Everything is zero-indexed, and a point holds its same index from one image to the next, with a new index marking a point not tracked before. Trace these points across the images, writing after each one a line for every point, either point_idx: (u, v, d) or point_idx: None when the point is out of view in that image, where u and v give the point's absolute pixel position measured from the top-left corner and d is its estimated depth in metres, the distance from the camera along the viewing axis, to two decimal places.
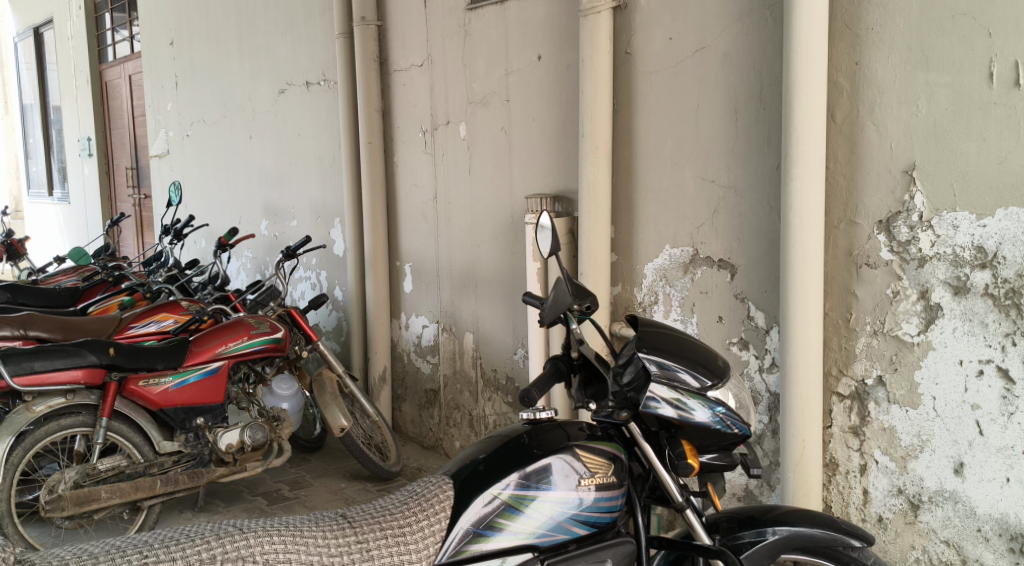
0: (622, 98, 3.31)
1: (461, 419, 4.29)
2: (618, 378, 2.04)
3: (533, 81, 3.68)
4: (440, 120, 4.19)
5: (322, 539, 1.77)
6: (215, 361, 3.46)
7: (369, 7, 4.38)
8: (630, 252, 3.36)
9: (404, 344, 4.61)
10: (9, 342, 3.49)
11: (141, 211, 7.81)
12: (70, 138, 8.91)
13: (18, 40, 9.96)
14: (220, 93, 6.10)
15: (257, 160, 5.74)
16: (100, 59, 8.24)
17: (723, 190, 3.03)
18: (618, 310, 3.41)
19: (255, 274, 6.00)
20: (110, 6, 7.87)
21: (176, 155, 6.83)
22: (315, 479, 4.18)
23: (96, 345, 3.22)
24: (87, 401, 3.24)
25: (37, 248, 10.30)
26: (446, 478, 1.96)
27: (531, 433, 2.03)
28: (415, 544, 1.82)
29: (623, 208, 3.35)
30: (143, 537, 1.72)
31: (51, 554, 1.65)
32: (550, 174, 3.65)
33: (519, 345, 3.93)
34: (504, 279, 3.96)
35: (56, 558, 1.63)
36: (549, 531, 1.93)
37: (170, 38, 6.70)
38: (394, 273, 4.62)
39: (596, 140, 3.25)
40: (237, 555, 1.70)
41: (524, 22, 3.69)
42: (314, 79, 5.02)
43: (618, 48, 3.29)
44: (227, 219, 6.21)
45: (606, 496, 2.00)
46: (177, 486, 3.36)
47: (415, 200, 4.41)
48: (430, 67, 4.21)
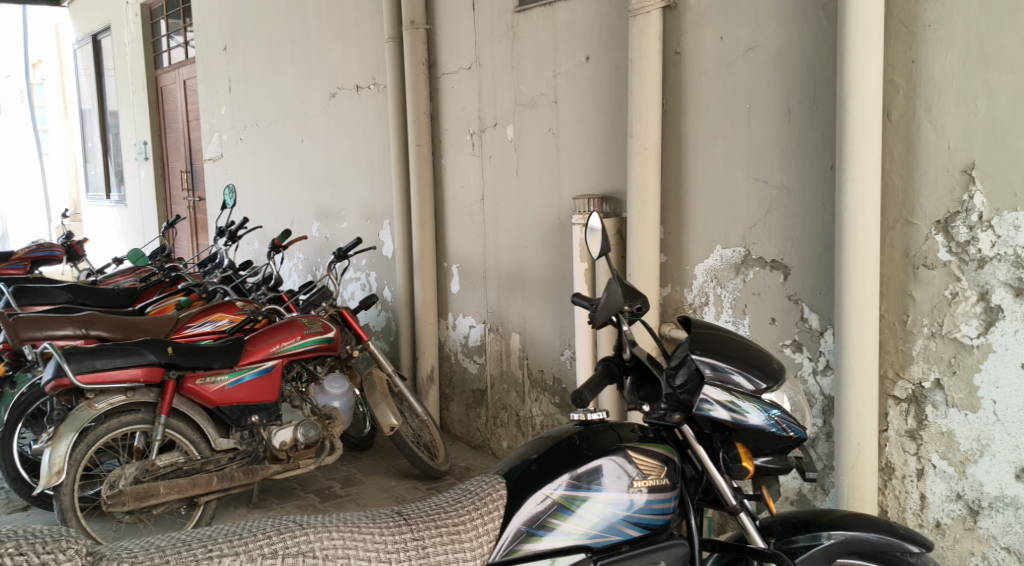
0: (672, 98, 3.29)
1: (508, 419, 4.30)
2: (671, 379, 2.04)
3: (582, 82, 3.68)
4: (487, 122, 4.21)
5: (380, 536, 1.79)
6: (269, 360, 3.53)
7: (418, 11, 4.41)
8: (679, 253, 3.34)
9: (452, 345, 4.64)
10: (72, 341, 3.59)
11: (196, 213, 7.98)
12: (128, 142, 9.12)
13: (78, 47, 10.22)
14: (272, 97, 6.20)
15: (308, 163, 5.82)
16: (156, 65, 8.42)
17: (776, 191, 3.00)
18: (668, 312, 3.39)
19: (306, 275, 6.08)
20: (165, 13, 8.04)
21: (230, 158, 6.96)
22: (366, 477, 4.22)
23: (155, 344, 3.31)
24: (146, 399, 3.32)
25: (96, 250, 10.56)
26: (499, 478, 1.97)
27: (582, 435, 2.03)
28: (470, 542, 1.83)
29: (673, 209, 3.34)
30: (207, 532, 1.74)
31: (121, 547, 1.67)
32: (599, 175, 3.65)
33: (567, 345, 3.93)
34: (552, 280, 3.96)
35: (125, 551, 1.65)
36: (601, 532, 1.94)
37: (224, 43, 6.82)
38: (442, 274, 4.65)
39: (645, 140, 3.23)
40: (298, 550, 1.71)
41: (573, 23, 3.69)
42: (364, 83, 5.08)
43: (668, 48, 3.29)
44: (279, 221, 6.31)
45: (658, 498, 1.99)
46: (233, 483, 3.42)
47: (463, 201, 4.43)
48: (479, 69, 4.23)
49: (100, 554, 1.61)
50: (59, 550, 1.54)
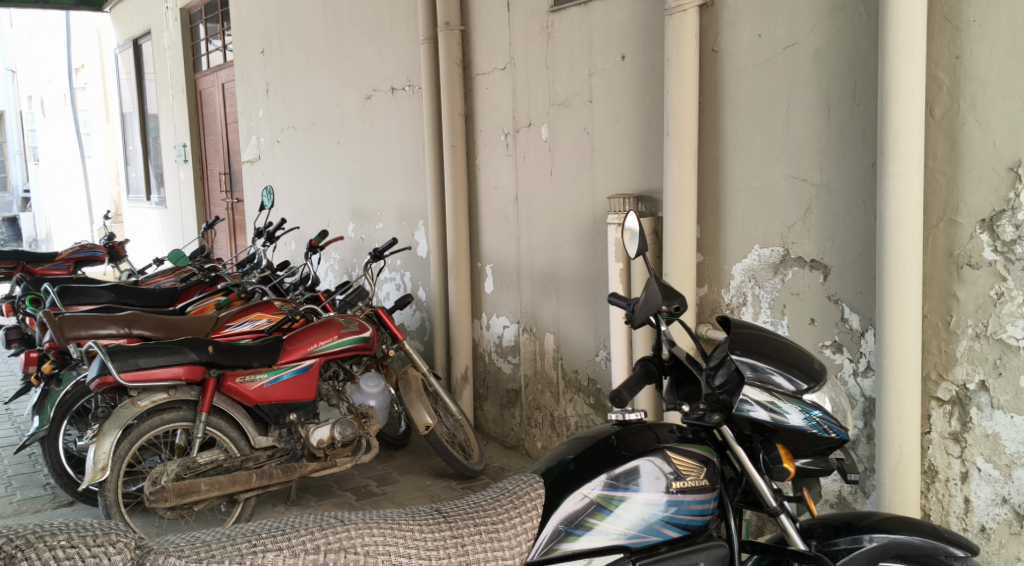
0: (709, 97, 3.27)
1: (542, 419, 4.30)
2: (711, 380, 2.03)
3: (617, 81, 3.67)
4: (522, 122, 4.21)
5: (420, 533, 1.80)
6: (307, 358, 3.56)
7: (453, 13, 4.43)
8: (717, 252, 3.32)
9: (486, 344, 4.65)
10: (115, 341, 3.66)
11: (234, 215, 8.07)
12: (168, 145, 9.26)
13: (120, 52, 10.39)
14: (309, 99, 6.26)
15: (344, 164, 5.86)
16: (195, 68, 8.54)
17: (816, 189, 2.97)
18: (705, 312, 3.37)
19: (343, 275, 6.13)
20: (204, 17, 8.15)
21: (268, 160, 7.03)
22: (401, 476, 4.24)
23: (196, 343, 3.35)
24: (187, 397, 3.37)
25: (137, 251, 10.73)
26: (537, 477, 1.97)
27: (619, 434, 2.03)
28: (509, 541, 1.83)
29: (710, 208, 3.32)
30: (250, 527, 1.76)
31: (167, 540, 1.69)
32: (634, 174, 3.63)
33: (601, 346, 3.91)
34: (586, 279, 3.95)
35: (172, 544, 1.68)
36: (640, 532, 1.93)
37: (262, 46, 6.89)
38: (476, 274, 4.66)
39: (682, 139, 3.21)
40: (339, 546, 1.72)
41: (608, 22, 3.68)
42: (399, 84, 5.11)
43: (704, 46, 3.26)
44: (316, 222, 6.37)
45: (698, 499, 1.98)
46: (272, 480, 3.45)
47: (497, 201, 4.43)
48: (513, 69, 4.23)
49: (148, 547, 1.63)
50: (109, 543, 1.57)
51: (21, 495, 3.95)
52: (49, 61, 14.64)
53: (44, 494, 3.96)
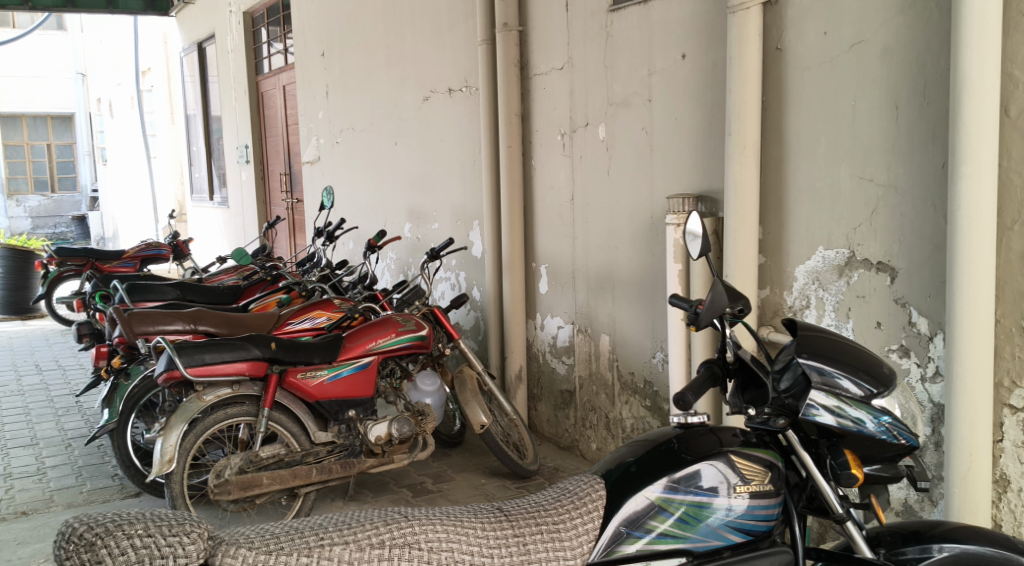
0: (773, 96, 3.22)
1: (598, 421, 4.28)
2: (776, 383, 2.00)
3: (677, 80, 3.63)
4: (579, 122, 4.19)
5: (483, 531, 1.80)
6: (366, 356, 3.60)
7: (511, 14, 4.43)
8: (779, 253, 3.26)
9: (540, 345, 4.65)
10: (181, 336, 3.74)
11: (294, 215, 8.20)
12: (230, 146, 9.44)
13: (184, 55, 10.63)
14: (367, 101, 6.32)
15: (402, 165, 5.91)
16: (257, 71, 8.69)
17: (883, 190, 2.90)
18: (766, 314, 3.32)
19: (399, 275, 6.19)
20: (266, 20, 8.29)
21: (327, 161, 7.12)
22: (457, 474, 4.26)
23: (259, 339, 3.40)
24: (251, 392, 3.43)
25: (200, 250, 10.97)
26: (598, 478, 1.96)
27: (680, 438, 2.01)
28: (570, 542, 1.82)
29: (772, 208, 3.26)
30: (317, 521, 1.78)
31: (239, 532, 1.71)
32: (694, 175, 3.59)
33: (658, 348, 3.88)
34: (643, 280, 3.92)
35: (242, 536, 1.70)
36: (702, 536, 1.92)
37: (322, 49, 6.98)
38: (531, 275, 4.65)
39: (744, 137, 3.17)
40: (404, 541, 1.73)
41: (669, 21, 3.65)
42: (456, 85, 5.13)
43: (768, 45, 3.21)
44: (373, 222, 6.44)
45: (761, 504, 1.95)
46: (331, 475, 3.50)
47: (553, 202, 4.42)
48: (571, 70, 4.21)
49: (220, 538, 1.66)
50: (183, 533, 1.60)
51: (91, 485, 4.06)
52: (117, 64, 15.04)
53: (112, 485, 4.07)
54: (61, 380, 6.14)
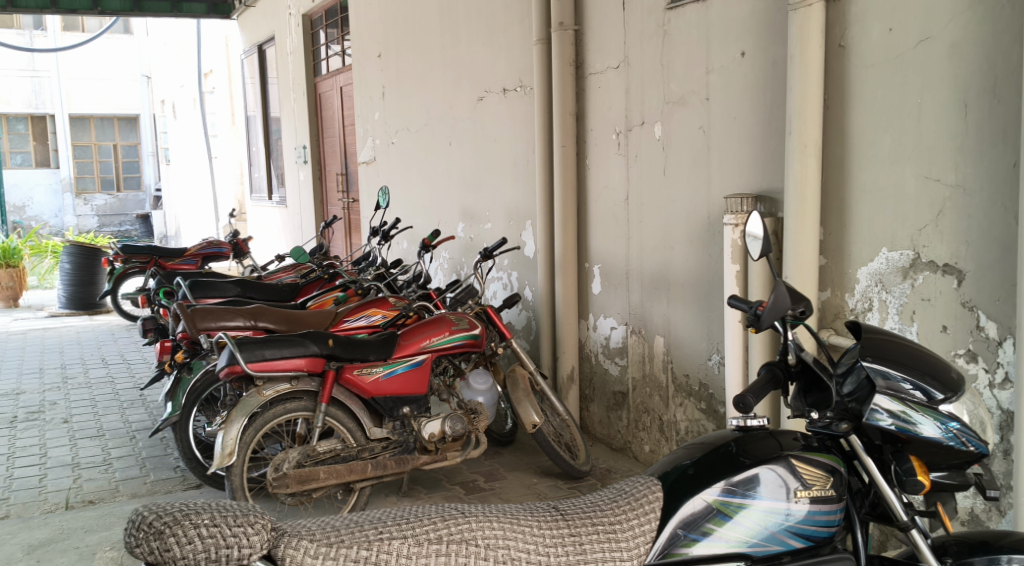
0: (835, 94, 3.16)
1: (651, 422, 4.24)
2: (840, 387, 1.96)
3: (736, 78, 3.58)
4: (635, 121, 4.16)
5: (539, 529, 1.79)
6: (420, 354, 3.64)
7: (567, 13, 4.41)
8: (840, 255, 3.20)
9: (593, 345, 4.63)
10: (242, 333, 3.82)
11: (350, 214, 8.30)
12: (288, 147, 9.59)
13: (245, 57, 10.83)
14: (422, 102, 6.37)
15: (456, 166, 5.94)
16: (315, 73, 8.82)
17: (950, 190, 2.83)
18: (827, 316, 3.26)
19: (452, 274, 6.22)
20: (325, 23, 8.40)
21: (383, 161, 7.19)
22: (509, 472, 4.27)
23: (317, 336, 3.46)
24: (309, 387, 3.47)
25: (260, 248, 11.17)
26: (655, 479, 1.94)
27: (739, 441, 1.99)
28: (627, 543, 1.81)
29: (833, 208, 3.20)
30: (376, 514, 1.79)
31: (300, 524, 1.74)
32: (753, 175, 3.54)
33: (714, 350, 3.83)
34: (699, 281, 3.88)
35: (304, 528, 1.72)
36: (762, 541, 1.89)
37: (379, 50, 7.05)
38: (584, 275, 4.64)
39: (805, 137, 3.11)
40: (461, 537, 1.74)
41: (728, 19, 3.60)
42: (511, 85, 5.14)
43: (831, 42, 3.15)
44: (427, 221, 6.48)
45: (823, 509, 1.92)
46: (386, 471, 3.53)
47: (607, 201, 4.40)
48: (627, 69, 4.19)
49: (282, 529, 1.68)
50: (247, 524, 1.62)
51: (154, 476, 4.16)
52: (181, 66, 15.39)
53: (174, 476, 4.16)
54: (126, 373, 6.30)
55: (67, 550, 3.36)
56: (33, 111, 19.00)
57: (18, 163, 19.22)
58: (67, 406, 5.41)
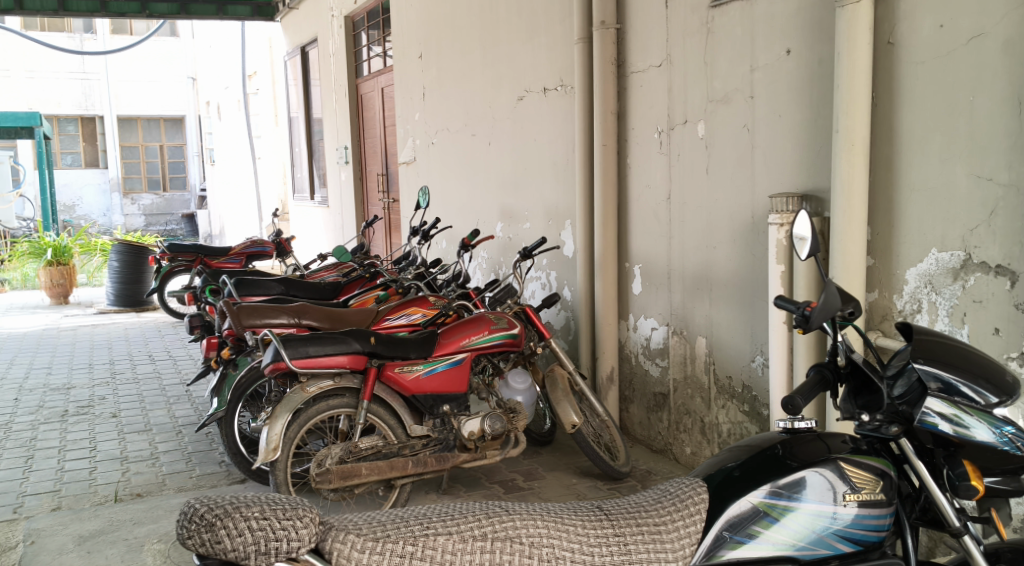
0: (883, 92, 3.10)
1: (692, 425, 4.21)
2: (890, 389, 1.93)
3: (782, 76, 3.54)
4: (678, 119, 4.13)
5: (583, 528, 1.79)
6: (460, 352, 3.65)
7: (609, 11, 4.38)
8: (888, 255, 3.14)
9: (633, 345, 4.60)
10: (287, 329, 3.86)
11: (391, 214, 8.35)
12: (330, 147, 9.67)
13: (288, 59, 10.95)
14: (463, 102, 6.38)
15: (495, 166, 5.94)
16: (357, 74, 8.88)
17: (1003, 190, 2.77)
18: (874, 317, 3.20)
19: (491, 274, 6.23)
20: (366, 24, 8.45)
21: (423, 162, 7.22)
22: (548, 472, 4.26)
23: (359, 333, 3.47)
24: (351, 384, 3.50)
25: (302, 248, 11.29)
26: (700, 481, 1.92)
27: (786, 443, 1.96)
28: (672, 544, 1.79)
29: (881, 208, 3.15)
30: (420, 510, 1.80)
31: (346, 518, 1.75)
32: (798, 174, 3.49)
33: (758, 352, 3.79)
34: (742, 281, 3.83)
35: (350, 523, 1.73)
36: (809, 544, 1.87)
37: (420, 51, 7.08)
38: (624, 275, 4.62)
39: (852, 135, 3.07)
40: (506, 535, 1.73)
41: (773, 17, 3.56)
42: (552, 85, 5.12)
43: (879, 39, 3.10)
44: (467, 221, 6.50)
45: (872, 513, 1.89)
46: (426, 468, 3.54)
47: (649, 201, 4.37)
48: (670, 67, 4.15)
49: (329, 523, 1.70)
50: (296, 517, 1.63)
51: (200, 471, 4.22)
52: (226, 68, 15.60)
53: (219, 471, 4.22)
54: (173, 369, 6.40)
55: (117, 542, 3.42)
56: (83, 113, 19.41)
57: (68, 164, 19.67)
58: (115, 401, 5.51)
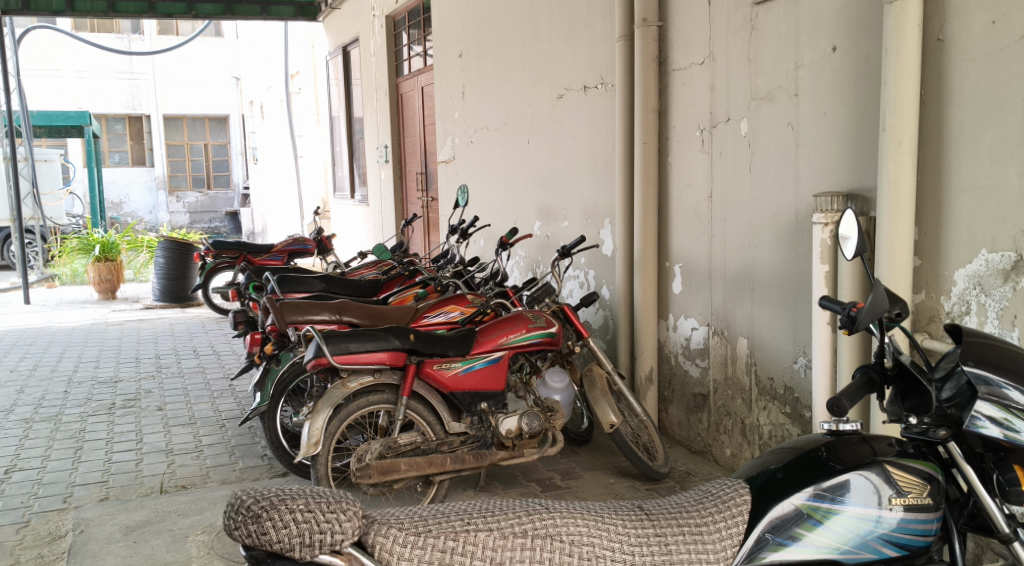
0: (932, 89, 3.05)
1: (732, 426, 4.17)
2: (938, 392, 1.90)
3: (827, 73, 3.49)
4: (720, 117, 4.10)
5: (623, 528, 1.78)
6: (497, 351, 3.65)
7: (651, 9, 4.36)
8: (936, 256, 3.08)
9: (672, 345, 4.57)
10: (328, 326, 3.91)
11: (429, 212, 8.39)
12: (370, 146, 9.74)
13: (330, 58, 11.06)
14: (502, 100, 6.39)
15: (534, 164, 5.94)
16: (397, 73, 8.93)
17: None
18: (921, 319, 3.14)
19: (529, 272, 6.23)
20: (407, 23, 8.50)
21: (462, 161, 7.25)
22: (585, 471, 4.25)
23: (399, 330, 3.50)
24: (391, 380, 3.53)
25: (342, 245, 11.38)
26: (742, 482, 1.91)
27: (830, 446, 1.94)
28: (713, 545, 1.78)
29: (929, 208, 3.09)
30: (461, 506, 1.80)
31: (388, 513, 1.76)
32: (843, 174, 3.45)
33: (800, 353, 3.75)
34: (785, 281, 3.79)
35: (392, 517, 1.74)
36: (853, 548, 1.84)
37: (460, 50, 7.10)
38: (663, 274, 4.59)
39: (900, 133, 3.01)
40: (546, 532, 1.73)
41: (819, 13, 3.51)
42: (591, 83, 5.11)
43: (928, 36, 3.04)
44: (505, 220, 6.51)
45: (919, 518, 1.86)
46: (464, 465, 3.56)
47: (689, 199, 4.34)
48: (712, 64, 4.12)
49: (373, 517, 1.71)
50: (340, 510, 1.64)
51: (242, 464, 4.28)
52: (268, 68, 15.79)
53: (261, 464, 4.27)
54: (216, 364, 6.50)
55: (162, 533, 3.48)
56: (131, 112, 19.79)
57: (116, 162, 20.05)
58: (161, 394, 5.61)
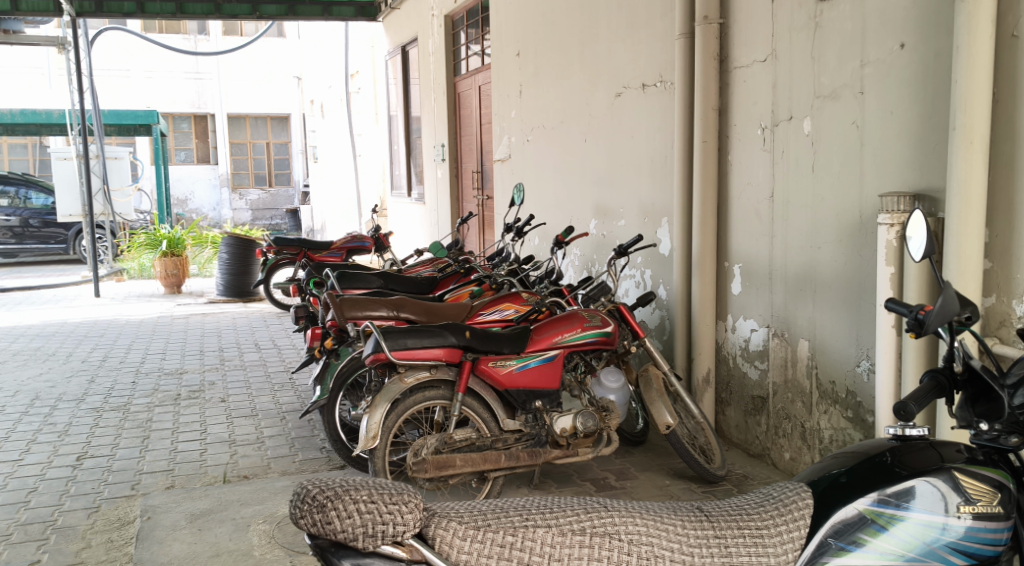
0: (1006, 88, 2.96)
1: (792, 430, 4.11)
2: (1011, 398, 1.85)
3: (895, 71, 3.41)
4: (783, 115, 4.04)
5: (683, 528, 1.76)
6: (553, 349, 3.65)
7: (712, 6, 4.30)
8: (1008, 259, 2.99)
9: (730, 347, 4.52)
10: (385, 322, 3.94)
11: (485, 211, 8.42)
12: (427, 144, 9.80)
13: (389, 57, 11.16)
14: (560, 99, 6.38)
15: (590, 163, 5.92)
16: (454, 72, 8.98)
17: None
18: (991, 323, 3.06)
19: (584, 271, 6.22)
20: (465, 22, 8.54)
21: (518, 159, 7.26)
22: (640, 472, 4.22)
23: (454, 327, 3.51)
24: (447, 376, 3.54)
25: (400, 243, 11.48)
26: (804, 485, 1.87)
27: (894, 451, 1.90)
28: (774, 548, 1.75)
29: (1000, 209, 3.00)
30: (520, 502, 1.80)
31: (448, 506, 1.76)
32: (910, 174, 3.37)
33: (863, 356, 3.67)
34: (847, 282, 3.72)
35: (452, 510, 1.75)
36: (919, 556, 1.80)
37: (518, 49, 7.10)
38: (722, 274, 4.54)
39: (971, 132, 2.93)
40: (604, 530, 1.72)
41: (886, 10, 3.44)
42: (650, 81, 5.08)
43: (1002, 32, 2.96)
44: (561, 218, 6.50)
45: (987, 527, 1.82)
46: (519, 462, 3.57)
47: (750, 198, 4.29)
48: (775, 62, 4.06)
49: (433, 510, 1.73)
50: (402, 502, 1.66)
51: (302, 456, 4.34)
52: (329, 68, 16.00)
53: (320, 457, 4.33)
54: (277, 358, 6.61)
55: (225, 521, 3.55)
56: (196, 111, 20.24)
57: (181, 160, 20.52)
58: (223, 386, 5.72)
